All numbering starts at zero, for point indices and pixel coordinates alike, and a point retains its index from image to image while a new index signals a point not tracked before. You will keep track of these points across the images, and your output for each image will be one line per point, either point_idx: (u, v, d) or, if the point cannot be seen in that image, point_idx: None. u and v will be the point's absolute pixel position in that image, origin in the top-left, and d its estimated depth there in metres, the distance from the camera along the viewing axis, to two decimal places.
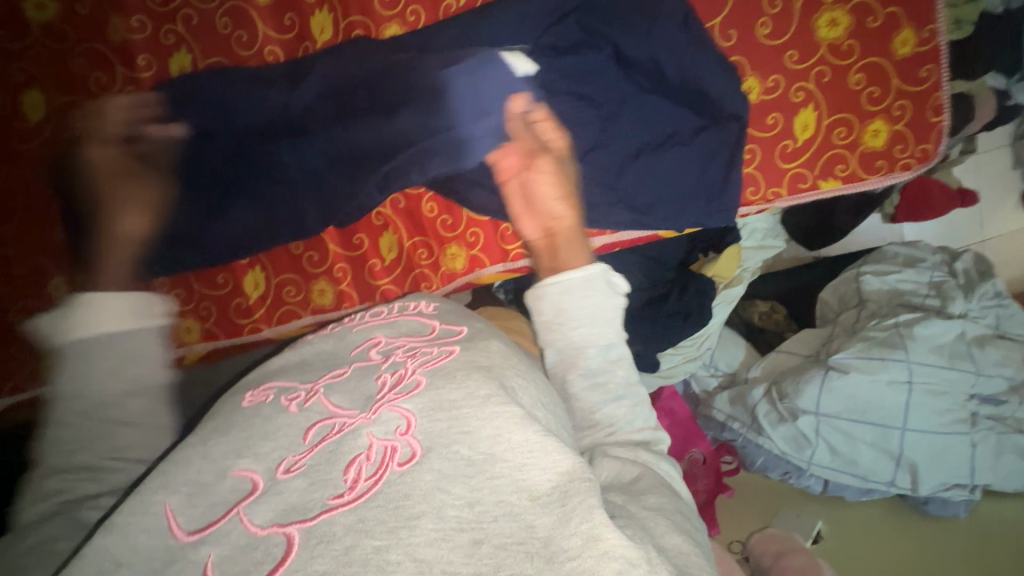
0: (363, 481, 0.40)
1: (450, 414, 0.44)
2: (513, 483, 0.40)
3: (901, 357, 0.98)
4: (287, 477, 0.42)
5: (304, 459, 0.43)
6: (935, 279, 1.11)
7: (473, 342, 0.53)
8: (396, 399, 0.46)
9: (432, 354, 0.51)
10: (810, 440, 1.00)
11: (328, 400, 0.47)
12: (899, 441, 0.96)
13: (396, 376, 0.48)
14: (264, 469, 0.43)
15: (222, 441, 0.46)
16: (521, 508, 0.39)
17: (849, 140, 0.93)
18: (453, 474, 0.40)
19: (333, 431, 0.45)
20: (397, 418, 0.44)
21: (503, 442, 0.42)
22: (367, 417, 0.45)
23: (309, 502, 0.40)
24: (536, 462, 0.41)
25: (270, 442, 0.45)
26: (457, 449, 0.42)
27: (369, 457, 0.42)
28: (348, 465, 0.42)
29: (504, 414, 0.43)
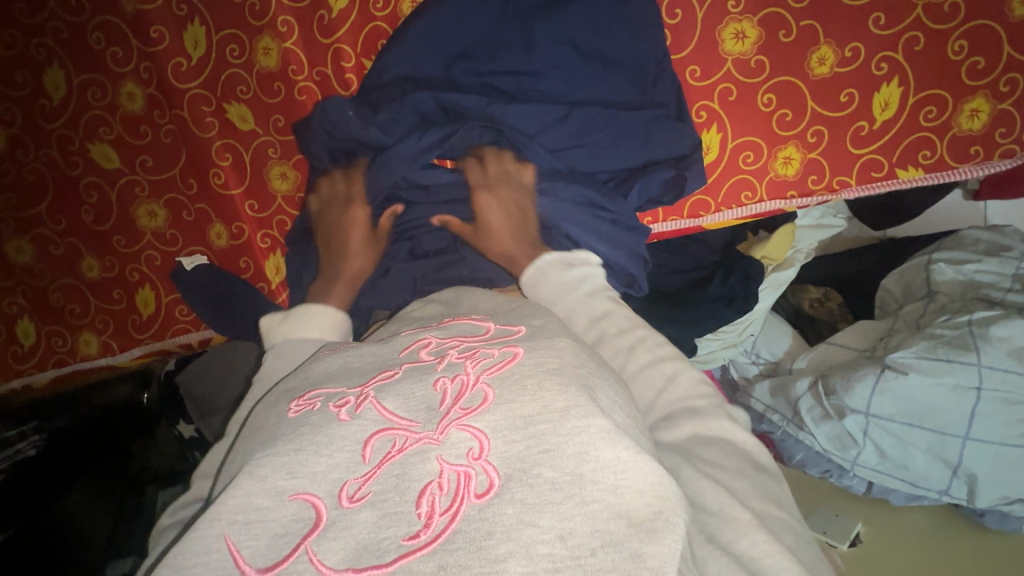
0: (439, 517, 0.36)
1: (526, 433, 0.39)
2: (609, 508, 0.36)
3: (971, 360, 0.87)
4: (354, 508, 0.38)
5: (368, 485, 0.38)
6: (1022, 270, 0.98)
7: (536, 341, 0.46)
8: (464, 416, 0.41)
9: (494, 356, 0.45)
10: (856, 440, 0.93)
11: (381, 406, 0.42)
12: (958, 452, 0.88)
13: (457, 383, 0.43)
14: (326, 494, 0.39)
15: (268, 458, 0.41)
16: (620, 534, 0.35)
17: (939, 122, 0.83)
18: (540, 504, 0.36)
19: (395, 449, 0.40)
20: (470, 440, 0.39)
21: (591, 459, 0.37)
22: (434, 438, 0.40)
23: (383, 542, 0.35)
24: (630, 483, 0.37)
25: (325, 459, 0.40)
26: (539, 472, 0.37)
27: (442, 487, 0.37)
28: (420, 497, 0.37)
29: (589, 429, 0.38)
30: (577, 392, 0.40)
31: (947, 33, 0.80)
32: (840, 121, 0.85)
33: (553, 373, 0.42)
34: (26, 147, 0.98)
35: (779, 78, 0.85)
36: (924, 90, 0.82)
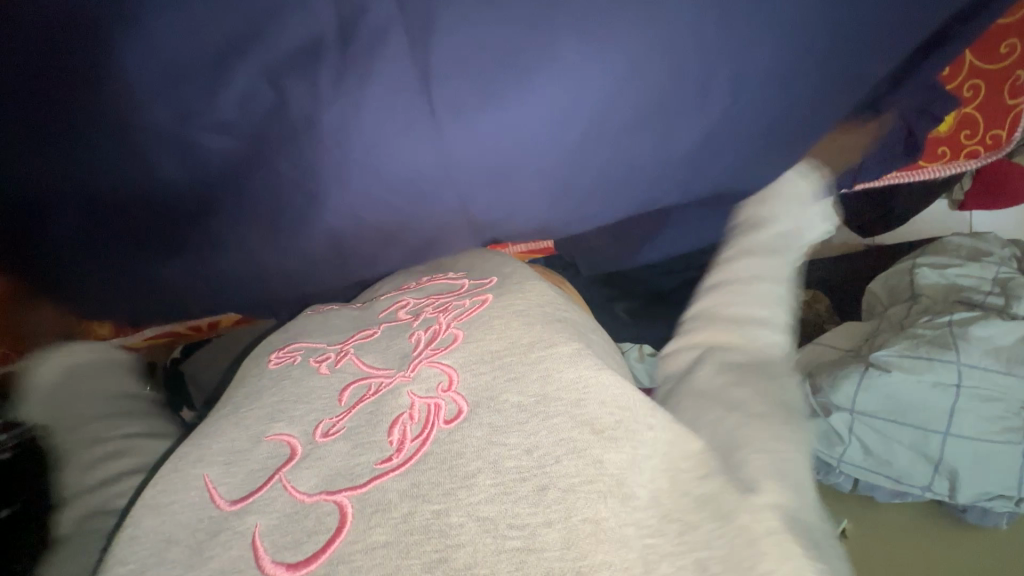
0: (410, 443, 0.38)
1: (494, 364, 0.42)
2: (573, 420, 0.37)
3: (951, 357, 0.89)
4: (327, 441, 0.40)
5: (343, 421, 0.41)
6: (1000, 275, 1.04)
7: (505, 286, 0.51)
8: (436, 355, 0.44)
9: (465, 305, 0.49)
10: (842, 438, 0.94)
11: (360, 361, 0.47)
12: (941, 446, 0.88)
13: (430, 331, 0.47)
14: (301, 433, 0.41)
15: (254, 410, 0.44)
16: (585, 442, 0.36)
17: None
18: (507, 425, 0.38)
19: (370, 392, 0.43)
20: (439, 374, 0.42)
21: (555, 381, 0.40)
22: (406, 375, 0.44)
23: (356, 467, 0.37)
24: (592, 396, 0.39)
25: (303, 405, 0.43)
26: (506, 398, 0.39)
27: (414, 417, 0.40)
28: (392, 426, 0.39)
29: (552, 355, 0.42)
30: (543, 327, 0.45)
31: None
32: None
33: (518, 313, 0.46)
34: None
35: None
36: None
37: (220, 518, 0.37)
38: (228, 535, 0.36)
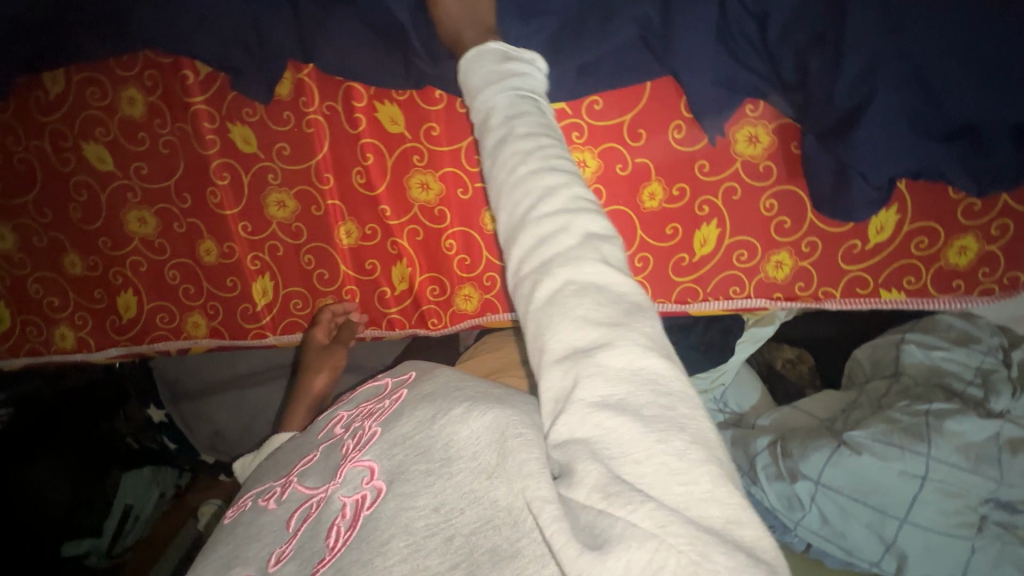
0: (342, 534, 0.43)
1: (404, 445, 0.46)
2: (470, 470, 0.40)
3: (923, 449, 1.08)
4: (276, 568, 0.46)
5: (288, 548, 0.47)
6: (984, 364, 1.20)
7: (422, 377, 0.55)
8: (359, 455, 0.49)
9: (384, 406, 0.53)
10: (804, 504, 1.16)
11: (301, 486, 0.52)
12: (897, 531, 1.09)
13: (357, 439, 0.52)
14: (257, 569, 0.47)
15: (210, 559, 0.53)
16: (479, 488, 0.39)
17: (929, 252, 1.06)
18: (415, 492, 0.42)
19: (308, 514, 0.48)
20: (363, 470, 0.47)
21: (451, 443, 0.43)
22: (335, 483, 0.48)
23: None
24: (481, 448, 0.41)
25: (255, 544, 0.50)
26: (416, 468, 0.43)
27: (345, 515, 0.45)
28: (328, 533, 0.45)
29: (448, 416, 0.45)
30: (444, 399, 0.47)
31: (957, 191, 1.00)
32: (833, 246, 1.09)
33: (422, 398, 0.50)
34: (66, 137, 1.24)
35: (782, 186, 1.06)
36: (919, 223, 1.04)
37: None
38: None
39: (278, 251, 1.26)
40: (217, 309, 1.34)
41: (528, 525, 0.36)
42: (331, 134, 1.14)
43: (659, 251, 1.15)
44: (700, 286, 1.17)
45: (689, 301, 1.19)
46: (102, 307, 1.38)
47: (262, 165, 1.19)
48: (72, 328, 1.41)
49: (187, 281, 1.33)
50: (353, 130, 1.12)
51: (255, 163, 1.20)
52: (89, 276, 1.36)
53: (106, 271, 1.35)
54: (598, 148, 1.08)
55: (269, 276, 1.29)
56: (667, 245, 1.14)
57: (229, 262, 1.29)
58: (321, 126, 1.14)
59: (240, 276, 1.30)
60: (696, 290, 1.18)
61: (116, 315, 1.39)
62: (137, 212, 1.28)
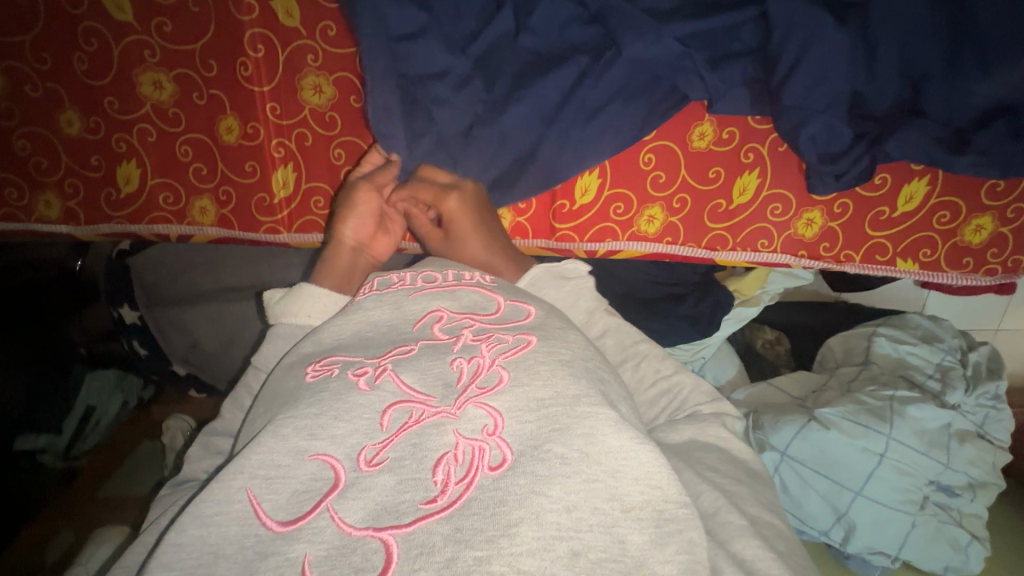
0: (454, 485, 0.40)
1: (539, 413, 0.43)
2: (609, 492, 0.40)
3: (884, 430, 0.96)
4: (372, 472, 0.41)
5: (387, 451, 0.42)
6: (945, 362, 1.09)
7: (547, 330, 0.52)
8: (481, 395, 0.45)
9: (508, 342, 0.50)
10: (768, 474, 1.01)
11: (399, 379, 0.47)
12: (849, 503, 0.96)
13: (473, 364, 0.48)
14: (345, 457, 0.42)
15: (291, 420, 0.45)
16: (614, 519, 0.39)
17: (949, 226, 0.98)
18: (550, 476, 0.39)
19: (412, 421, 0.44)
20: (485, 417, 0.44)
21: (597, 443, 0.42)
22: (451, 413, 0.44)
23: (401, 504, 0.39)
24: (629, 470, 0.41)
25: (345, 425, 0.44)
26: (550, 448, 0.41)
27: (458, 458, 0.41)
28: (437, 465, 0.41)
29: (598, 415, 0.43)
30: (586, 384, 0.46)
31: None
32: (867, 208, 0.96)
33: (563, 362, 0.48)
34: None
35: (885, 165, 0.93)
36: (944, 197, 0.96)
37: (269, 539, 0.39)
38: (277, 560, 0.37)
39: (307, 142, 0.96)
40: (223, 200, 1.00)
41: None
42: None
43: (696, 194, 0.95)
44: (731, 236, 0.99)
45: (716, 251, 1.00)
46: (57, 184, 0.98)
47: (302, 42, 0.90)
48: (59, 206, 0.99)
49: (200, 160, 0.97)
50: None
51: (295, 40, 0.90)
52: (88, 142, 0.96)
53: (69, 132, 0.95)
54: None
55: (291, 165, 0.97)
56: (707, 188, 0.95)
57: (248, 149, 0.96)
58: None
59: (262, 164, 0.97)
60: (727, 239, 0.99)
61: (114, 195, 0.99)
62: (152, 74, 0.92)
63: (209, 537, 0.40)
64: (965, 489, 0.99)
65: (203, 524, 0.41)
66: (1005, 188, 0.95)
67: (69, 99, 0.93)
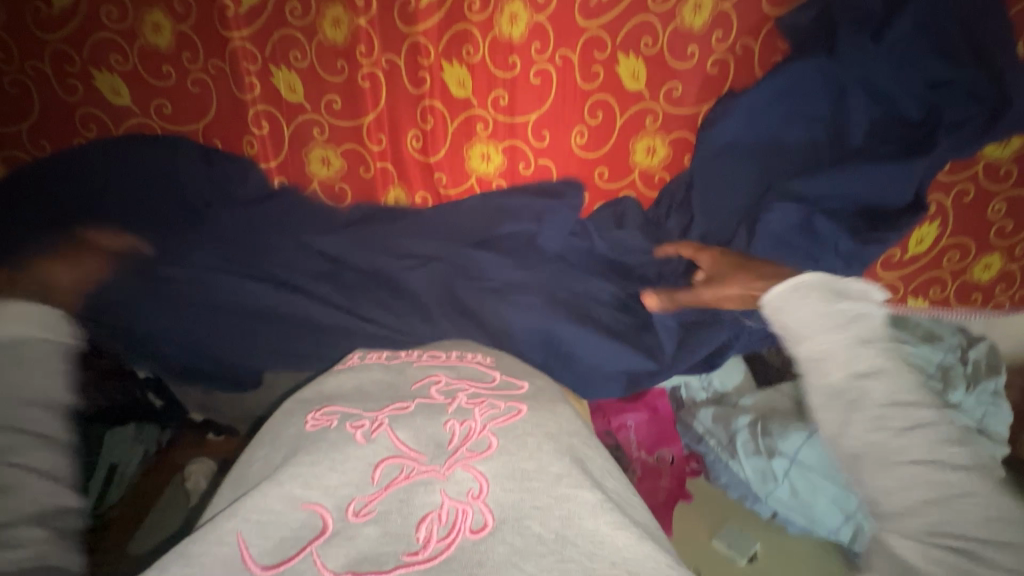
0: (436, 542, 0.41)
1: (522, 486, 0.44)
2: (585, 573, 0.39)
3: None
4: (360, 521, 0.43)
5: (374, 504, 0.44)
6: (946, 361, 0.95)
7: (537, 401, 0.54)
8: (470, 459, 0.47)
9: (500, 409, 0.52)
10: (776, 477, 0.90)
11: (394, 435, 0.49)
12: (858, 505, 0.86)
13: (465, 427, 0.49)
14: (333, 506, 0.45)
15: (290, 466, 0.47)
16: None
17: (960, 264, 1.05)
18: (526, 551, 0.40)
19: (402, 476, 0.46)
20: (472, 480, 0.45)
21: (573, 526, 0.41)
22: (440, 473, 0.46)
23: (383, 555, 0.41)
24: (606, 556, 0.40)
25: (339, 475, 0.47)
26: (529, 524, 0.41)
27: (441, 518, 0.42)
28: (420, 523, 0.42)
29: (577, 500, 0.43)
30: (569, 463, 0.47)
31: (994, 195, 1.00)
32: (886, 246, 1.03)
33: (550, 436, 0.49)
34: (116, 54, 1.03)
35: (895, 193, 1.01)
36: (957, 237, 1.03)
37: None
38: None
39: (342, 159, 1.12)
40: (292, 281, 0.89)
41: None
42: (393, 135, 1.09)
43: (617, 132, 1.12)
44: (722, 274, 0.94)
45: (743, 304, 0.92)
46: None
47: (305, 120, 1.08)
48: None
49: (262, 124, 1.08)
50: (415, 90, 1.05)
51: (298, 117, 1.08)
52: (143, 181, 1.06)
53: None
54: (669, 136, 1.11)
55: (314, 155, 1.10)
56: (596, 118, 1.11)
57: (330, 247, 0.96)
58: (438, 121, 1.08)
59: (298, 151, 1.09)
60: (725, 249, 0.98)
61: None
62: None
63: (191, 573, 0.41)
64: None
65: (187, 561, 0.41)
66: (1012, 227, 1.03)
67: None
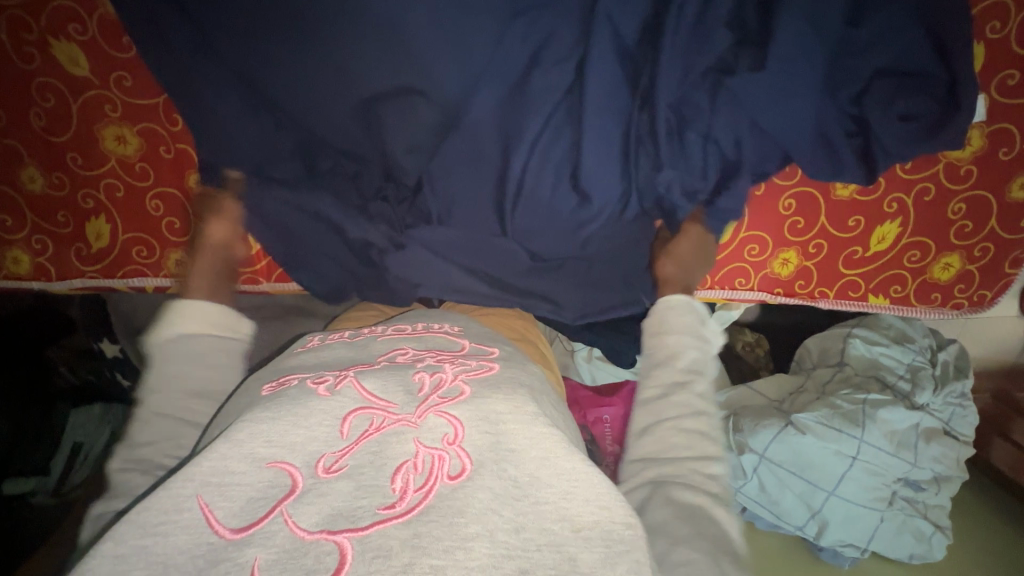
0: (413, 492, 0.41)
1: (495, 429, 0.45)
2: (557, 512, 0.40)
3: (856, 434, 0.88)
4: (330, 477, 0.43)
5: (345, 459, 0.44)
6: (915, 362, 0.99)
7: (510, 360, 0.55)
8: (442, 404, 0.47)
9: (471, 365, 0.52)
10: (745, 474, 0.92)
11: (359, 386, 0.49)
12: (823, 502, 0.89)
13: (435, 378, 0.50)
14: (303, 466, 0.44)
15: (247, 425, 0.47)
16: (563, 538, 0.39)
17: (919, 265, 0.95)
18: (504, 497, 0.40)
19: (373, 427, 0.46)
20: (445, 425, 0.45)
21: (548, 466, 0.43)
22: (412, 421, 0.46)
23: (359, 510, 0.40)
24: (577, 492, 0.42)
25: (304, 432, 0.46)
26: (504, 467, 0.42)
27: (418, 467, 0.42)
28: (395, 474, 0.42)
29: (551, 434, 0.45)
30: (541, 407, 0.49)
31: (955, 194, 0.90)
32: (840, 245, 0.92)
33: (522, 387, 0.50)
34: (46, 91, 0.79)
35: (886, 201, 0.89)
36: (915, 236, 0.92)
37: (221, 546, 0.40)
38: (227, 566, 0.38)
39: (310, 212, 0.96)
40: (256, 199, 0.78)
41: None
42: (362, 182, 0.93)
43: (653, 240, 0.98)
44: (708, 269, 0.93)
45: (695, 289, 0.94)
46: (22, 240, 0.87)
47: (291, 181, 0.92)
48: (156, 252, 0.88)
49: (172, 214, 0.86)
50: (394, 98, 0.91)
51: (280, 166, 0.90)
52: (52, 198, 0.84)
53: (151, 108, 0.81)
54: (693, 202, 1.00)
55: None
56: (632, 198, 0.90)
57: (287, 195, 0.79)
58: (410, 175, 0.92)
59: None
60: (746, 273, 0.93)
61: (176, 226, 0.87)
62: (115, 127, 0.81)
63: (153, 547, 0.40)
64: (931, 483, 0.92)
65: (148, 533, 0.41)
66: (975, 228, 0.92)
67: (27, 153, 0.82)
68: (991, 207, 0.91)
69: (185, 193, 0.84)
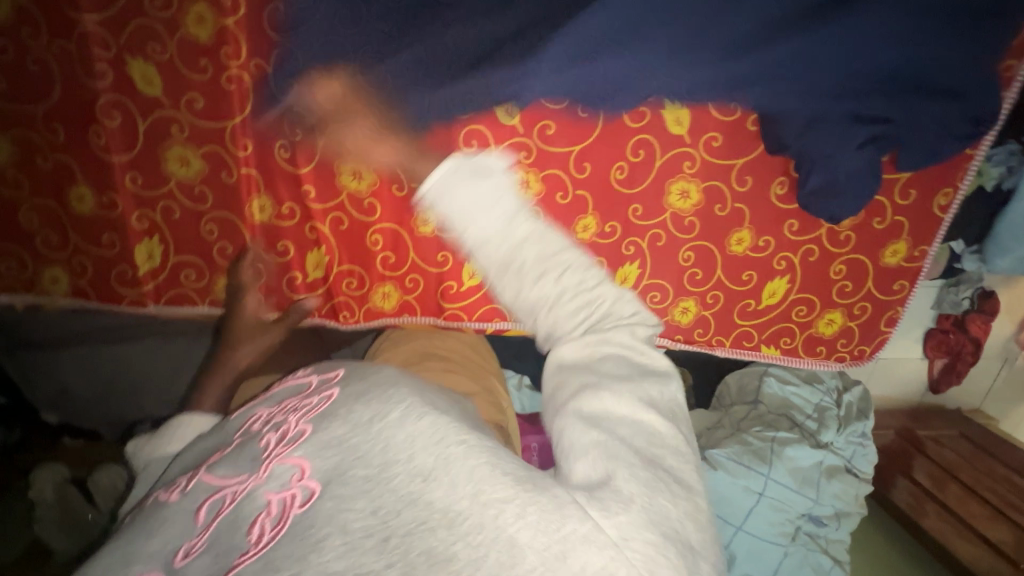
0: (266, 534, 0.41)
1: (338, 447, 0.45)
2: (406, 472, 0.41)
3: (764, 469, 1.03)
4: (186, 562, 0.42)
5: (202, 540, 0.44)
6: (822, 403, 1.16)
7: (351, 372, 0.54)
8: (284, 452, 0.47)
9: (312, 404, 0.51)
10: None
11: (211, 476, 0.49)
12: (732, 536, 1.02)
13: (280, 433, 0.49)
14: (162, 565, 0.43)
15: (110, 555, 0.46)
16: (419, 491, 0.40)
17: (807, 316, 1.14)
18: (352, 495, 0.41)
19: (226, 503, 0.46)
20: (291, 468, 0.45)
21: (388, 447, 0.44)
22: (258, 478, 0.46)
23: (218, 571, 0.40)
24: (418, 449, 0.43)
25: (161, 538, 0.46)
26: (351, 473, 0.43)
27: (270, 511, 0.43)
28: (250, 527, 0.42)
29: (386, 423, 0.45)
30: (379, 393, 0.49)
31: (837, 256, 1.10)
32: (824, 288, 1.12)
33: (357, 396, 0.49)
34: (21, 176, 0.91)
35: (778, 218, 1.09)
36: (802, 292, 1.12)
37: None
38: None
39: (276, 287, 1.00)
40: (162, 213, 0.95)
41: (464, 526, 0.38)
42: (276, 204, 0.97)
43: None
44: None
45: None
46: None
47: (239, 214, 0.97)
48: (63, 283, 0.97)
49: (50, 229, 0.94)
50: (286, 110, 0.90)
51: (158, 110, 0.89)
52: None
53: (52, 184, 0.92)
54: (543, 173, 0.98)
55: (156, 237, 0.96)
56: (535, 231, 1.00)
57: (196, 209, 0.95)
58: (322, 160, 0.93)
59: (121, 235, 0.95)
60: None
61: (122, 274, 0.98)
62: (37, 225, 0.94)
63: None
64: (831, 517, 1.07)
65: None
66: (851, 288, 1.14)
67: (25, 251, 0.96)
68: (849, 279, 1.13)
69: (67, 210, 0.93)
